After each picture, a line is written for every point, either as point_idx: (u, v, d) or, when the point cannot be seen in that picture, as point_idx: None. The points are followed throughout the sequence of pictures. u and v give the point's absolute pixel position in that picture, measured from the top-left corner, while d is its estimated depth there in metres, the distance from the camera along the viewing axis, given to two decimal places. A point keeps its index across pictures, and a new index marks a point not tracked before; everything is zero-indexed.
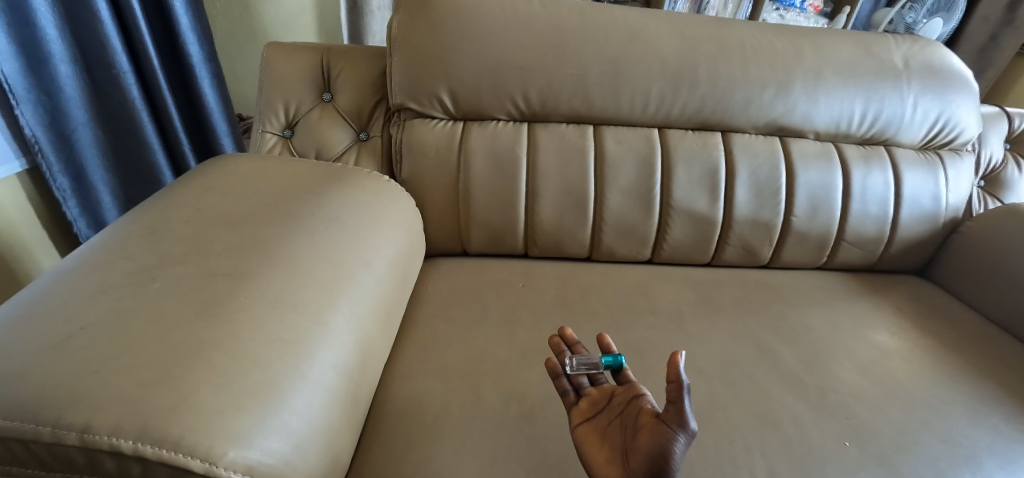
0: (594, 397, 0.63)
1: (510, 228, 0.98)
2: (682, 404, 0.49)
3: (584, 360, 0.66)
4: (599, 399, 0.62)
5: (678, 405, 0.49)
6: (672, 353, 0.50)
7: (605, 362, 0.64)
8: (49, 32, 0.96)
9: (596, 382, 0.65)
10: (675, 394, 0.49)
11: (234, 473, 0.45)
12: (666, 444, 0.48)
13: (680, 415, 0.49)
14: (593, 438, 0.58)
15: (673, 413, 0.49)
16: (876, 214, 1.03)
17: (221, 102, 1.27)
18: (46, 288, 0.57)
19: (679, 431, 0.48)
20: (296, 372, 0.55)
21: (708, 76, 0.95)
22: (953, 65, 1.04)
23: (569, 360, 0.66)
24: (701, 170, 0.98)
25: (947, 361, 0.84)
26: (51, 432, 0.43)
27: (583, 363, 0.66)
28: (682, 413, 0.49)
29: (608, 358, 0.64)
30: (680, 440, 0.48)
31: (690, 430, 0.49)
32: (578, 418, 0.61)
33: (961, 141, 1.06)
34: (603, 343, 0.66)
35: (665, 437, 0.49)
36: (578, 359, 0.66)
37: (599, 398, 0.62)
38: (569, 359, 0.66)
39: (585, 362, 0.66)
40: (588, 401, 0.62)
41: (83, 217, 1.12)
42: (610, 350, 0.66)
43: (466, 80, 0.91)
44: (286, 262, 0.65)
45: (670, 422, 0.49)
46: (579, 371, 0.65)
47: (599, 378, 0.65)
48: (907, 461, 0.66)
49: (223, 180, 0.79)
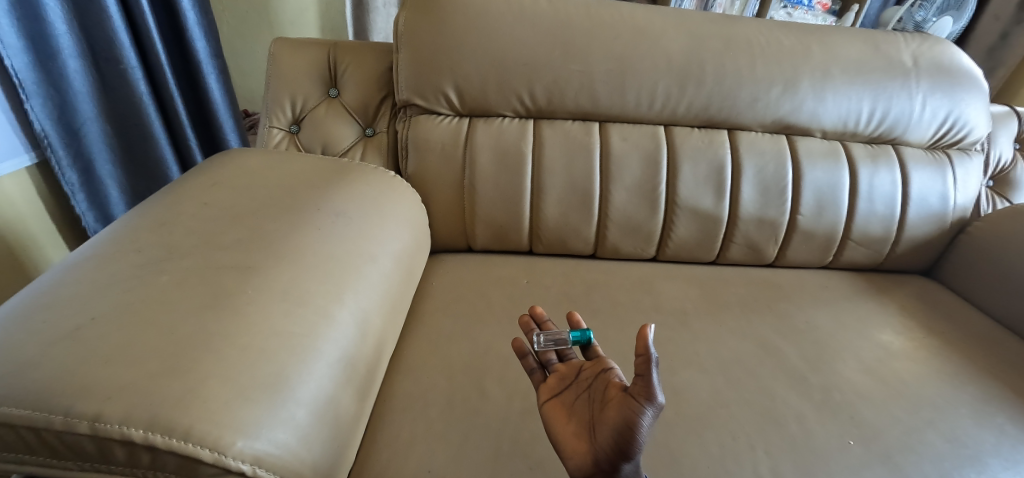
0: (563, 372, 0.62)
1: (515, 225, 0.98)
2: (650, 376, 0.48)
3: (552, 336, 0.66)
4: (567, 374, 0.62)
5: (646, 378, 0.48)
6: (640, 328, 0.49)
7: (573, 338, 0.64)
8: (58, 28, 0.97)
9: (565, 358, 0.65)
10: (643, 368, 0.49)
11: (241, 462, 0.45)
12: (633, 417, 0.48)
13: (648, 388, 0.48)
14: (560, 413, 0.58)
15: (641, 386, 0.49)
16: (883, 214, 1.03)
17: (227, 97, 1.28)
18: (56, 278, 0.58)
19: (646, 404, 0.48)
20: (302, 364, 0.55)
21: (715, 73, 0.95)
22: (963, 63, 1.03)
23: (537, 337, 0.66)
24: (707, 168, 0.98)
25: (953, 362, 0.84)
26: (63, 420, 0.44)
27: (551, 339, 0.66)
28: (650, 387, 0.48)
29: (577, 333, 0.64)
30: (647, 413, 0.48)
31: (657, 403, 0.48)
32: (546, 394, 0.61)
33: (969, 141, 1.05)
34: (572, 320, 0.67)
35: (632, 410, 0.48)
36: (546, 336, 0.66)
37: (567, 373, 0.62)
38: (536, 337, 0.66)
39: (553, 338, 0.66)
40: (556, 377, 0.62)
41: (91, 211, 1.13)
42: (579, 326, 0.66)
43: (471, 76, 0.92)
44: (293, 256, 0.65)
45: (638, 396, 0.49)
46: (548, 347, 0.66)
47: (568, 354, 0.66)
48: (912, 460, 0.66)
49: (230, 175, 0.80)
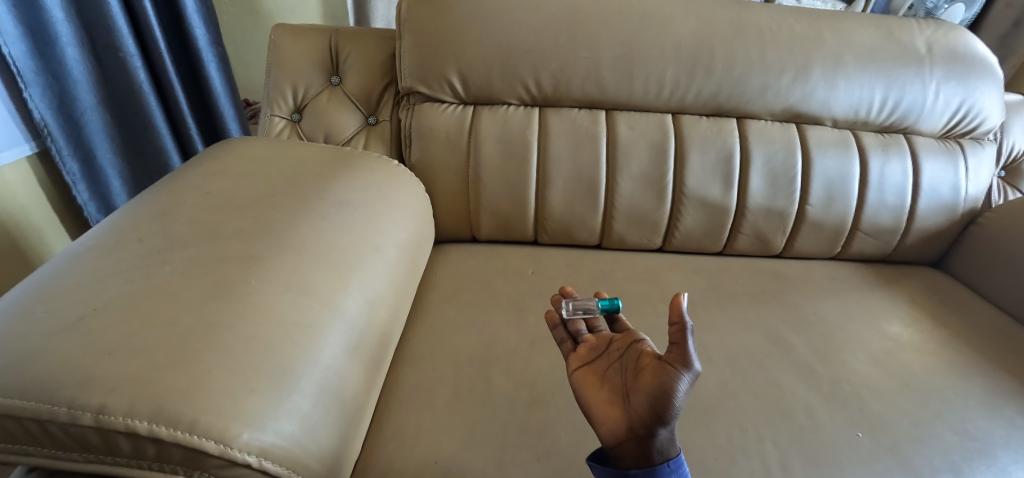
0: (593, 343, 0.62)
1: (520, 215, 0.97)
2: (686, 344, 0.48)
3: (581, 305, 0.66)
4: (598, 345, 0.61)
5: (681, 345, 0.48)
6: (675, 295, 0.49)
7: (601, 306, 0.65)
8: (55, 15, 0.95)
9: (594, 330, 0.65)
10: (678, 335, 0.48)
11: (247, 454, 0.45)
12: (669, 382, 0.47)
13: (684, 355, 0.48)
14: (591, 381, 0.58)
15: (677, 353, 0.48)
16: (893, 204, 1.01)
17: (228, 86, 1.26)
18: (58, 269, 0.57)
19: (683, 369, 0.47)
20: (306, 355, 0.54)
21: (724, 60, 0.93)
22: (978, 51, 1.01)
23: (566, 304, 0.67)
24: (715, 157, 0.96)
25: (962, 354, 0.83)
26: (67, 412, 0.43)
27: (580, 308, 0.66)
28: (686, 353, 0.48)
29: (606, 302, 0.65)
30: (684, 379, 0.47)
31: (694, 370, 0.48)
32: (576, 363, 0.61)
33: (983, 131, 1.03)
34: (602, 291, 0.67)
35: (668, 376, 0.48)
36: (574, 304, 0.67)
37: (598, 344, 0.62)
38: (565, 305, 0.67)
39: (581, 306, 0.66)
40: (586, 347, 0.62)
41: (93, 201, 1.12)
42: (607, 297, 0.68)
43: (476, 62, 0.90)
44: (297, 246, 0.64)
45: (674, 363, 0.48)
46: (576, 316, 0.66)
47: (597, 325, 0.66)
48: (921, 453, 0.66)
49: (234, 163, 0.79)
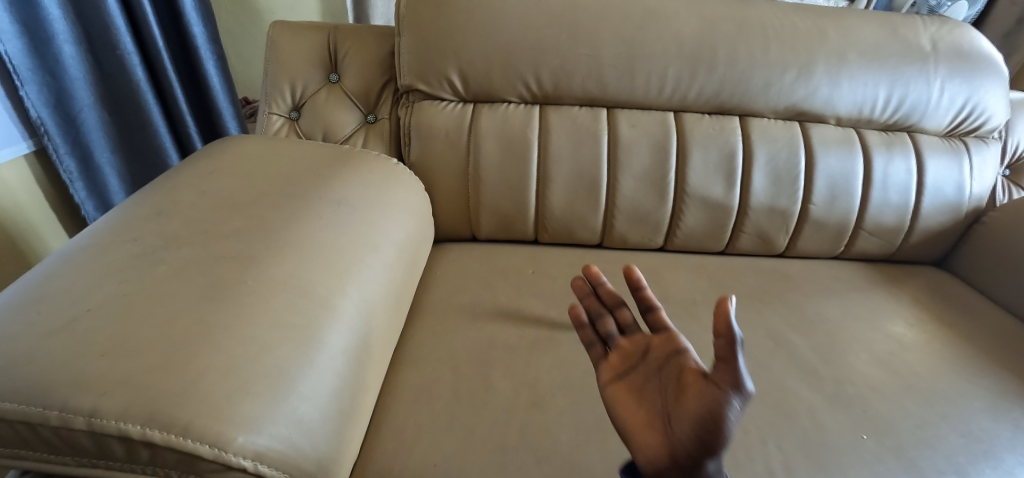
0: (627, 356, 0.59)
1: (521, 214, 0.96)
2: (734, 363, 0.43)
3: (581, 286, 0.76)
4: (634, 357, 0.58)
5: (730, 364, 0.44)
6: (719, 303, 0.44)
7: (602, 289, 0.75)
8: (52, 12, 0.94)
9: (628, 334, 0.62)
10: (726, 350, 0.44)
11: (243, 458, 0.44)
12: (716, 407, 0.43)
13: (733, 376, 0.43)
14: (627, 399, 0.54)
15: (724, 373, 0.44)
16: (897, 203, 1.00)
17: (226, 84, 1.25)
18: (51, 269, 0.56)
19: (733, 393, 0.43)
20: (303, 357, 0.53)
21: (727, 57, 0.92)
22: (984, 48, 1.00)
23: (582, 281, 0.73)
24: (717, 156, 0.95)
25: (966, 355, 0.82)
26: (59, 416, 0.42)
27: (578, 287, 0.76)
28: (735, 373, 0.43)
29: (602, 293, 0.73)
30: (734, 404, 0.43)
31: (745, 393, 0.43)
32: (611, 379, 0.57)
33: (987, 129, 1.02)
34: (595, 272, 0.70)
35: (715, 400, 0.44)
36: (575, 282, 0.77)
37: (632, 357, 0.58)
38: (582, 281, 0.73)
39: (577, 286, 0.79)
40: (620, 355, 0.59)
41: (90, 200, 1.11)
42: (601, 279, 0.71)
43: (476, 59, 0.89)
44: (294, 246, 0.63)
45: (721, 384, 0.44)
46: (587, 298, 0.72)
47: (631, 328, 0.62)
48: (926, 455, 0.65)
49: (231, 162, 0.78)
